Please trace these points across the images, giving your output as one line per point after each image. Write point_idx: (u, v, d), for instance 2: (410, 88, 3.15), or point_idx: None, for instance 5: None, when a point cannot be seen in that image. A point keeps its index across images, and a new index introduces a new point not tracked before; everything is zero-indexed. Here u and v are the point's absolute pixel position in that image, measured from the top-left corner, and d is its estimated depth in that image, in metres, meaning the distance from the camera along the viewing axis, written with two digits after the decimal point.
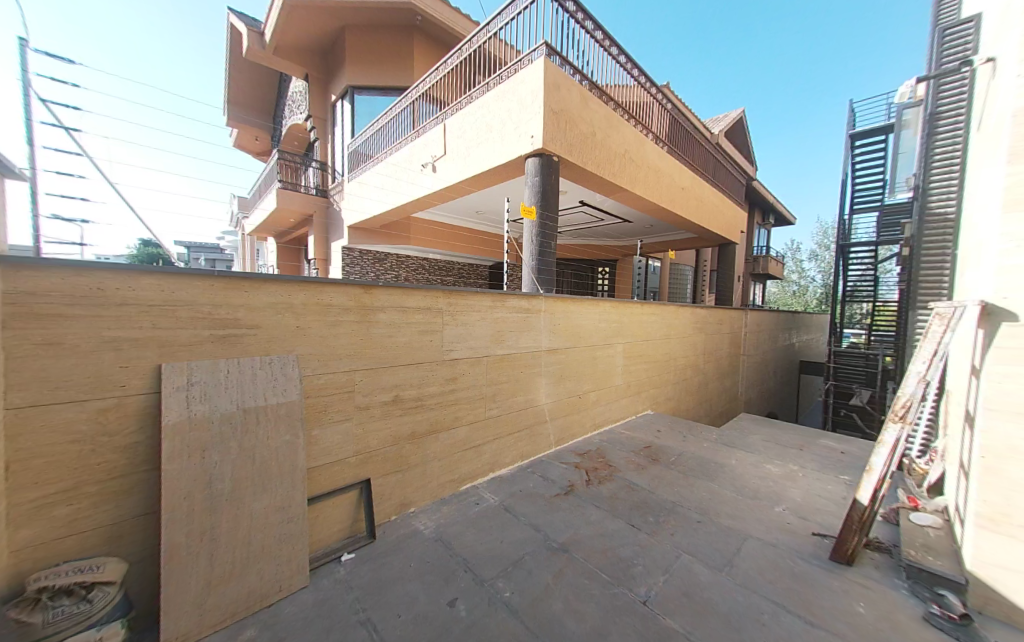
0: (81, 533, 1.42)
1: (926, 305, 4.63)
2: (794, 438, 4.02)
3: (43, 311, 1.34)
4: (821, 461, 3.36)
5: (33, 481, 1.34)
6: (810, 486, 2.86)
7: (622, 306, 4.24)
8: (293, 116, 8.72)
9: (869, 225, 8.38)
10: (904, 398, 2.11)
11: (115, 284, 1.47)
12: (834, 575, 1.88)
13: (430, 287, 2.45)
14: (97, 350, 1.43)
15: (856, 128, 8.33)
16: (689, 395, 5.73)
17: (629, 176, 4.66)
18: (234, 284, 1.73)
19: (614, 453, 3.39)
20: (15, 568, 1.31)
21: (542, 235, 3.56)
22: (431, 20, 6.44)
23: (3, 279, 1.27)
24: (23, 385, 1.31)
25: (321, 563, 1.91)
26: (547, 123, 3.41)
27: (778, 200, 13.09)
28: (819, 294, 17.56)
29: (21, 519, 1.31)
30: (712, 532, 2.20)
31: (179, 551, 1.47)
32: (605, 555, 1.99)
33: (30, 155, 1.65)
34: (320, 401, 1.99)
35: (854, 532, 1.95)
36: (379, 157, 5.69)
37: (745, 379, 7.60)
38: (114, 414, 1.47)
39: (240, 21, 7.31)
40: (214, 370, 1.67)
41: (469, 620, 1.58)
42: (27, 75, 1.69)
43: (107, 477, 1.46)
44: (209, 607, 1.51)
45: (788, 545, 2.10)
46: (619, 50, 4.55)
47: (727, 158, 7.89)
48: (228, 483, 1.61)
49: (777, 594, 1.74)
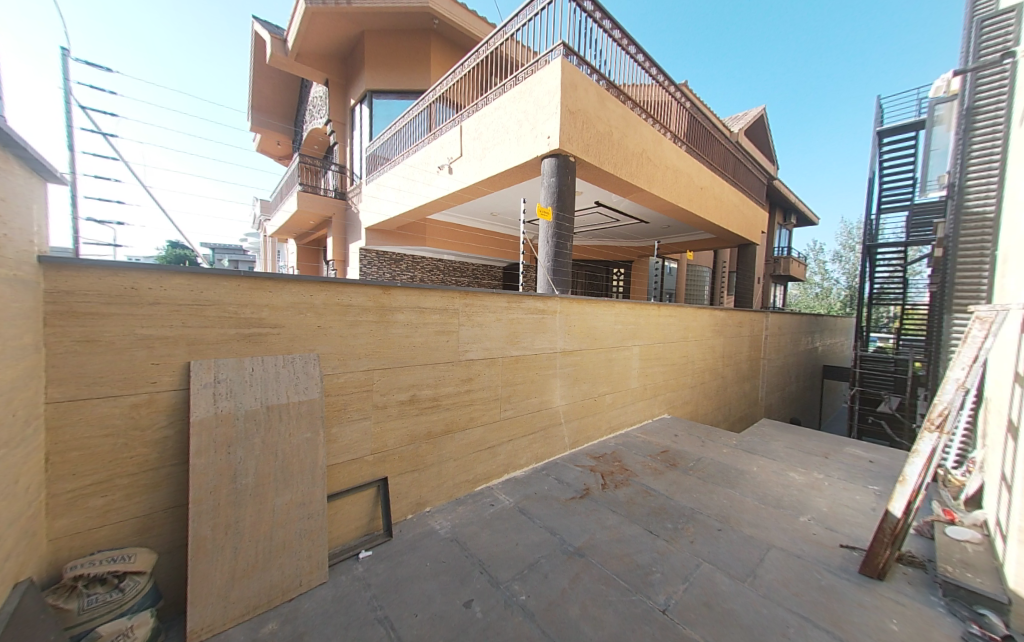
0: (114, 524, 1.48)
1: (964, 308, 4.37)
2: (819, 445, 3.89)
3: (81, 310, 1.39)
4: (847, 470, 3.24)
5: (70, 472, 1.40)
6: (837, 496, 2.76)
7: (638, 307, 4.19)
8: (313, 120, 8.92)
9: (898, 224, 8.07)
10: (941, 406, 2.00)
11: (147, 283, 1.52)
12: (864, 589, 1.81)
13: (447, 287, 2.46)
14: (130, 347, 1.49)
15: (884, 125, 8.03)
16: (707, 399, 5.62)
17: (647, 176, 4.59)
18: (258, 284, 1.77)
19: (630, 457, 3.34)
20: (53, 555, 1.37)
21: (558, 236, 3.55)
22: (447, 23, 6.50)
23: (46, 279, 1.33)
24: (61, 381, 1.37)
25: (338, 560, 1.93)
26: (563, 122, 3.39)
27: (799, 199, 12.72)
28: (843, 296, 16.99)
29: (58, 509, 1.37)
30: (734, 541, 2.15)
31: (205, 544, 1.52)
32: (622, 561, 1.96)
33: (71, 160, 1.73)
34: (339, 399, 2.02)
35: (886, 546, 1.86)
36: (396, 159, 5.76)
37: (766, 383, 7.39)
38: (145, 409, 1.52)
39: (264, 28, 7.52)
40: (240, 368, 1.71)
41: (485, 621, 1.58)
42: (69, 84, 1.77)
43: (138, 470, 1.51)
44: (233, 599, 1.55)
45: (814, 557, 2.03)
46: (637, 48, 4.49)
47: (747, 155, 7.68)
48: (252, 478, 1.65)
49: (803, 608, 1.68)
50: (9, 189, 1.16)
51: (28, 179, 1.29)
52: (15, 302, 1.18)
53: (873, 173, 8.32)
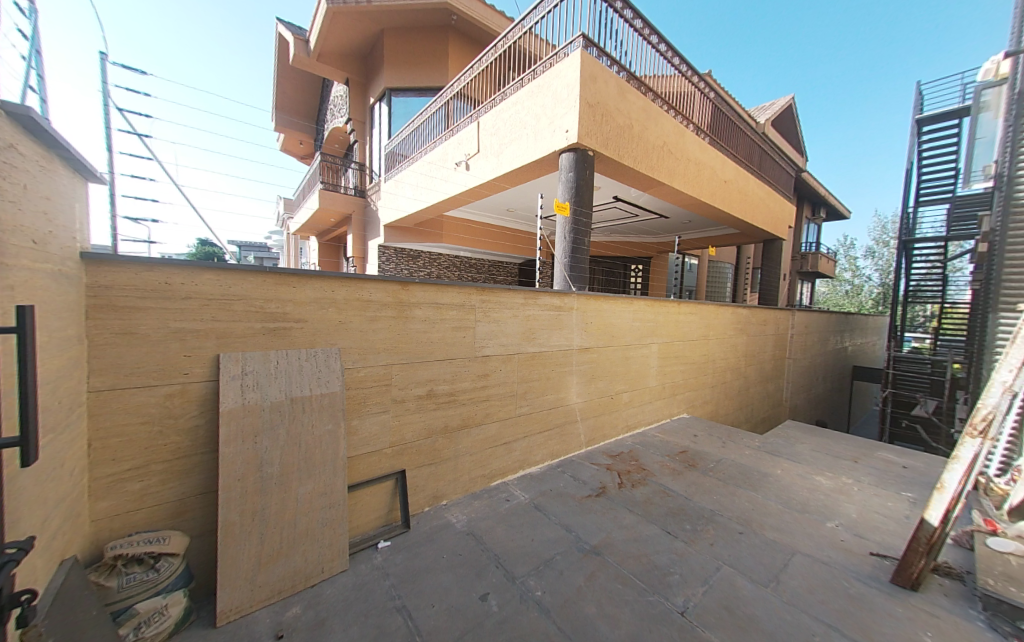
0: (150, 507, 1.55)
1: (1012, 307, 4.10)
2: (849, 449, 3.74)
3: (119, 304, 1.46)
4: (878, 475, 3.10)
5: (110, 457, 1.47)
6: (867, 502, 2.65)
7: (658, 304, 4.11)
8: (334, 119, 9.09)
9: (937, 218, 7.64)
10: (985, 411, 1.88)
11: (180, 278, 1.58)
12: (897, 600, 1.73)
13: (464, 283, 2.47)
14: (164, 339, 1.55)
15: (924, 112, 7.59)
16: (728, 399, 5.47)
17: (668, 170, 4.48)
18: (282, 280, 1.82)
19: (648, 456, 3.30)
20: (94, 535, 1.45)
21: (576, 231, 3.50)
22: (465, 19, 6.48)
23: (88, 275, 1.40)
24: (101, 371, 1.45)
25: (358, 549, 1.98)
26: (582, 116, 3.33)
27: (829, 192, 12.17)
28: (875, 294, 16.22)
29: (99, 492, 1.45)
30: (756, 545, 2.09)
31: (233, 529, 1.58)
32: (639, 560, 1.93)
33: (110, 161, 1.81)
34: (359, 393, 2.07)
35: (921, 555, 1.77)
36: (414, 157, 5.81)
37: (791, 384, 7.15)
38: (178, 399, 1.58)
39: (288, 30, 7.68)
40: (266, 361, 1.77)
41: (501, 615, 1.59)
42: (107, 87, 1.84)
43: (171, 457, 1.58)
44: (259, 583, 1.61)
45: (842, 564, 1.96)
46: (659, 37, 4.37)
47: (773, 147, 7.40)
48: (277, 467, 1.71)
49: (829, 615, 1.63)
50: (53, 188, 1.22)
51: (71, 179, 1.35)
52: (60, 296, 1.24)
53: (911, 164, 7.89)
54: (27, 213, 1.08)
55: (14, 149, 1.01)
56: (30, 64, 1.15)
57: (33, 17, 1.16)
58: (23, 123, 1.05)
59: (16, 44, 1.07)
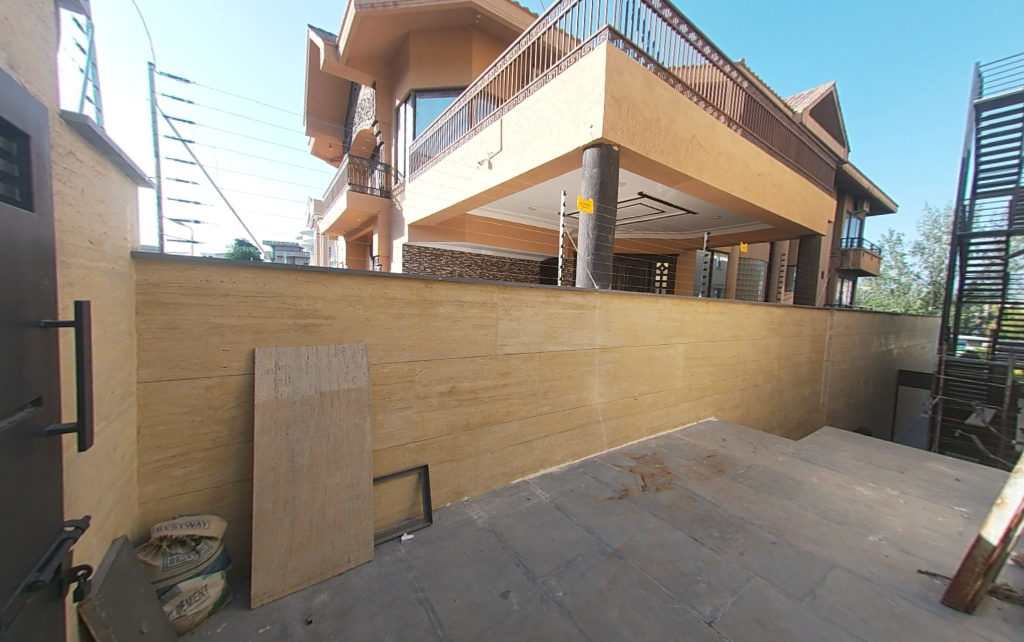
0: (192, 492, 1.64)
1: None
2: (893, 459, 3.50)
3: (166, 300, 1.55)
4: (926, 488, 2.89)
5: (158, 444, 1.57)
6: (914, 516, 2.48)
7: (685, 303, 3.99)
8: (361, 122, 9.33)
9: (997, 210, 7.02)
10: None
11: (219, 277, 1.65)
12: (947, 621, 1.61)
13: (486, 281, 2.48)
14: (205, 334, 1.64)
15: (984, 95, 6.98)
16: (759, 403, 5.25)
17: (697, 163, 4.32)
18: (312, 278, 1.87)
19: (673, 460, 3.21)
20: (143, 516, 1.55)
21: (599, 228, 3.44)
22: (489, 17, 6.48)
23: (137, 273, 1.50)
24: (149, 363, 1.54)
25: (383, 541, 2.03)
26: (607, 111, 3.27)
27: (873, 185, 11.46)
28: (924, 293, 15.15)
29: (146, 476, 1.55)
30: (790, 556, 2.00)
31: (267, 515, 1.65)
32: (664, 566, 1.88)
33: (157, 166, 1.92)
34: (384, 388, 2.11)
35: (978, 576, 1.64)
36: (438, 157, 5.88)
37: (829, 388, 6.78)
38: (217, 391, 1.67)
39: (319, 36, 7.94)
40: (297, 356, 1.83)
41: (522, 614, 1.59)
42: (155, 96, 1.96)
43: (212, 445, 1.67)
44: (291, 568, 1.67)
45: (885, 581, 1.84)
46: (689, 27, 4.23)
47: (812, 137, 7.01)
48: (307, 459, 1.77)
49: (869, 634, 1.53)
50: (107, 191, 1.30)
51: (123, 183, 1.44)
52: (112, 293, 1.33)
53: (967, 153, 7.27)
54: (85, 215, 1.16)
55: (73, 155, 1.09)
56: (87, 75, 1.23)
57: (89, 31, 1.24)
58: (83, 132, 1.13)
59: (75, 58, 1.15)
